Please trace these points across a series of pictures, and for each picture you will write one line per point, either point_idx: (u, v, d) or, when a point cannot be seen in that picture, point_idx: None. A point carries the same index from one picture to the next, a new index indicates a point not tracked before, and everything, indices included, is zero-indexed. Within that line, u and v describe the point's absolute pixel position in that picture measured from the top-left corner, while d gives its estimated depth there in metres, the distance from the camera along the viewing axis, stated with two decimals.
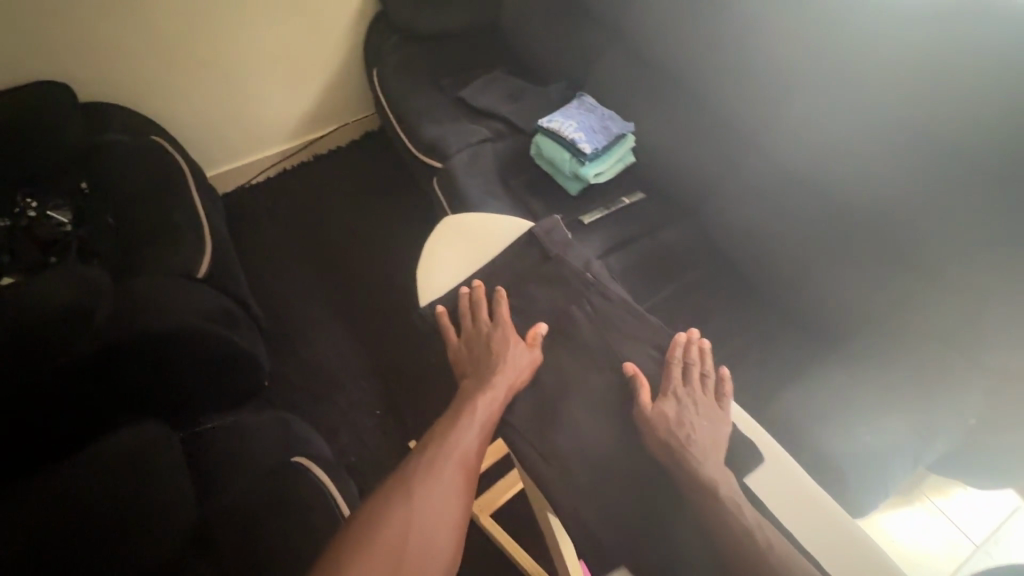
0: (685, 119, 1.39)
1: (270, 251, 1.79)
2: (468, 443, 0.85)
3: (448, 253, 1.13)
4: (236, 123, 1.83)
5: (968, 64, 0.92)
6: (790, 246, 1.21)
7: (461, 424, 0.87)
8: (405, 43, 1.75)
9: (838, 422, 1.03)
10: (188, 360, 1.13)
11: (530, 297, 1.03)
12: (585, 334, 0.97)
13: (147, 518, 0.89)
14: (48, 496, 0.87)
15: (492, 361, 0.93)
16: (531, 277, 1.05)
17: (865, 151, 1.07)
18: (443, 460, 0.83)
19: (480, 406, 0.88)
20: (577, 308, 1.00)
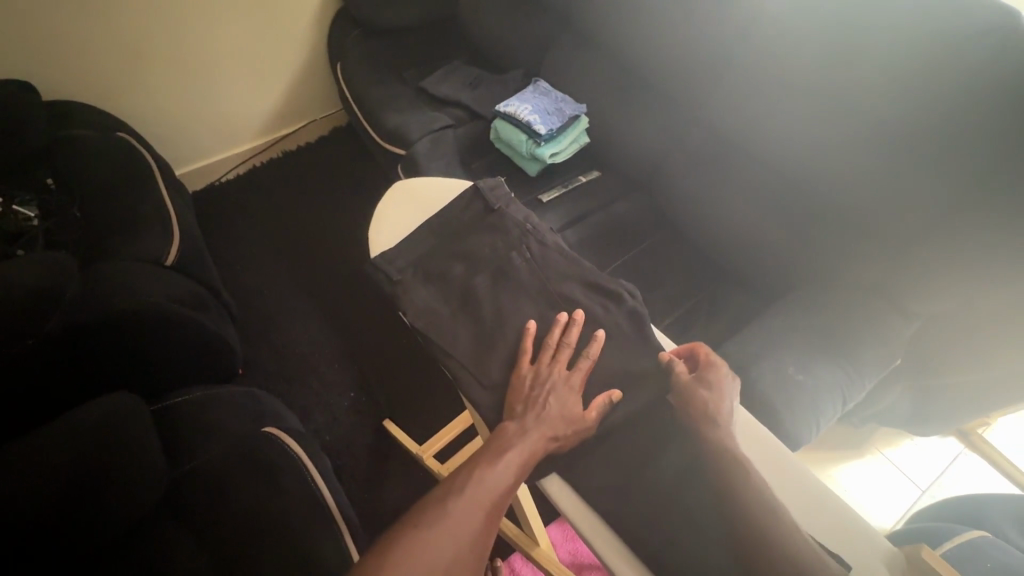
0: (634, 99, 1.48)
1: (242, 244, 1.82)
2: (502, 488, 0.66)
3: (404, 206, 0.94)
4: (204, 121, 1.86)
5: (877, 34, 0.99)
6: (733, 214, 1.28)
7: (503, 460, 0.67)
8: (366, 38, 1.81)
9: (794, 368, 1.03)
10: (156, 339, 1.15)
11: (470, 246, 0.88)
12: (524, 279, 0.84)
13: (117, 479, 0.92)
14: (16, 458, 0.89)
15: (542, 409, 0.72)
16: (466, 229, 0.89)
17: (799, 120, 1.13)
18: (465, 507, 0.64)
19: (521, 453, 0.68)
20: (519, 257, 0.86)
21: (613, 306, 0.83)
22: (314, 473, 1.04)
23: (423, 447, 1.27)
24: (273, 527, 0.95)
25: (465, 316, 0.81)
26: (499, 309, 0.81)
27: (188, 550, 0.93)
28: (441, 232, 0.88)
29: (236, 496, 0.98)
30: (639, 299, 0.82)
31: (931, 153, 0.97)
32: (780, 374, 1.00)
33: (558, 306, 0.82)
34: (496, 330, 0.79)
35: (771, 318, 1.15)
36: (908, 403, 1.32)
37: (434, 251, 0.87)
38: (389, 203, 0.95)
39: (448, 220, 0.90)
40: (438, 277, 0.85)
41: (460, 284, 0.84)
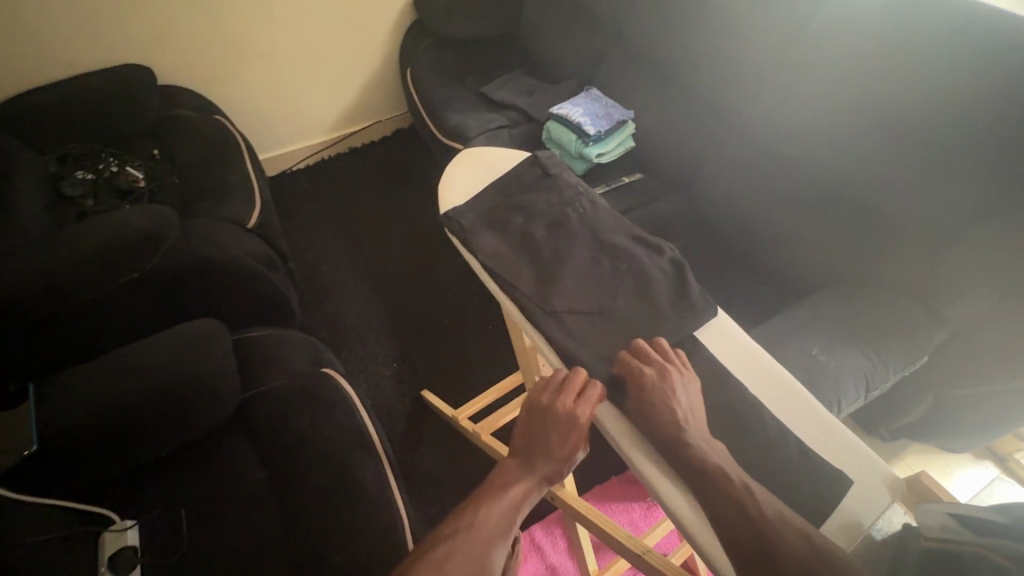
0: (679, 108, 1.57)
1: (306, 224, 1.99)
2: (506, 519, 0.69)
3: (469, 172, 1.05)
4: (284, 113, 2.07)
5: (915, 46, 1.05)
6: (769, 216, 1.34)
7: (506, 493, 0.71)
8: (435, 48, 2.00)
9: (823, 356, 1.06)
10: (235, 284, 1.29)
11: (528, 203, 0.97)
12: (577, 234, 0.93)
13: (197, 392, 1.05)
14: (125, 364, 1.06)
15: (545, 447, 0.73)
16: (526, 191, 0.99)
17: (836, 125, 1.20)
18: (478, 533, 0.67)
19: (522, 489, 0.72)
20: (573, 213, 0.96)
21: (655, 255, 0.92)
22: (361, 408, 1.15)
23: (458, 410, 1.34)
24: (326, 453, 1.07)
25: (525, 256, 0.91)
26: (557, 250, 0.91)
27: (254, 464, 1.08)
28: (502, 191, 1.00)
29: (297, 420, 1.11)
30: (677, 248, 0.92)
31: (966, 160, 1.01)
32: (805, 355, 1.04)
33: (607, 251, 0.91)
34: (554, 267, 0.89)
35: (798, 307, 1.19)
36: (937, 414, 1.32)
37: (497, 206, 0.98)
38: (456, 168, 1.06)
39: (510, 180, 1.01)
40: (500, 225, 0.95)
41: (520, 231, 0.94)
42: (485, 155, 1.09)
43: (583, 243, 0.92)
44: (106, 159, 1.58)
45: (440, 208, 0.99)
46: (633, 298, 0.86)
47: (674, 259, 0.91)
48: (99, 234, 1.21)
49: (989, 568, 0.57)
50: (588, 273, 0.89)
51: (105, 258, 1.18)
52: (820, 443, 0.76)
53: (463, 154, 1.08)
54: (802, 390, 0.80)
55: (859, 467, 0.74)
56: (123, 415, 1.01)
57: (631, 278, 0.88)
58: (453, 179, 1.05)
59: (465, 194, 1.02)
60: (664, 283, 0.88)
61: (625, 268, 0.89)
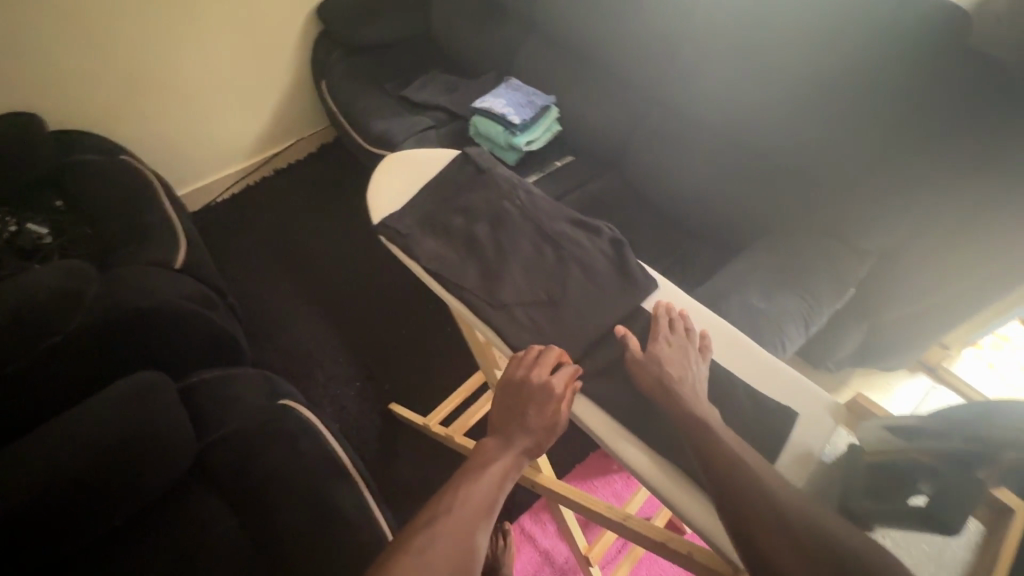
0: (597, 86, 1.60)
1: (241, 255, 1.90)
2: (487, 497, 0.66)
3: (397, 177, 1.03)
4: (199, 143, 1.97)
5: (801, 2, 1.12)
6: (696, 179, 1.40)
7: (485, 473, 0.68)
8: (347, 56, 1.95)
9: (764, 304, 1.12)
10: (172, 332, 1.22)
11: (463, 201, 0.98)
12: (516, 226, 0.94)
13: (150, 446, 1.00)
14: (62, 429, 0.97)
15: (523, 420, 0.73)
16: (460, 190, 0.99)
17: (744, 85, 1.26)
18: (467, 513, 0.63)
19: (503, 466, 0.69)
20: (510, 204, 0.96)
21: (595, 237, 0.94)
22: (328, 438, 1.14)
23: (429, 417, 1.33)
24: (295, 486, 1.04)
25: (469, 255, 0.91)
26: (499, 245, 0.91)
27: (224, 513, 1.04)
28: (438, 195, 0.99)
29: (263, 456, 1.08)
30: (616, 228, 0.95)
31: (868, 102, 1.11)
32: (746, 305, 1.10)
33: (548, 239, 0.92)
34: (499, 262, 0.89)
35: (736, 262, 1.25)
36: (873, 338, 1.43)
37: (433, 209, 0.97)
38: (383, 175, 1.04)
39: (443, 183, 1.00)
40: (442, 229, 0.94)
41: (461, 231, 0.94)
42: (411, 157, 1.07)
43: (524, 234, 0.93)
44: (3, 219, 1.46)
45: (374, 218, 0.96)
46: (581, 282, 0.88)
47: (613, 239, 0.93)
48: (8, 301, 1.12)
49: (922, 469, 0.63)
50: (532, 262, 0.90)
51: (20, 328, 1.09)
52: (768, 384, 0.80)
53: (389, 159, 1.06)
54: (745, 339, 0.85)
55: (804, 398, 0.79)
56: (65, 482, 0.92)
57: (575, 262, 0.90)
58: (383, 186, 1.03)
59: (397, 200, 1.00)
60: (605, 262, 0.90)
61: (568, 252, 0.91)
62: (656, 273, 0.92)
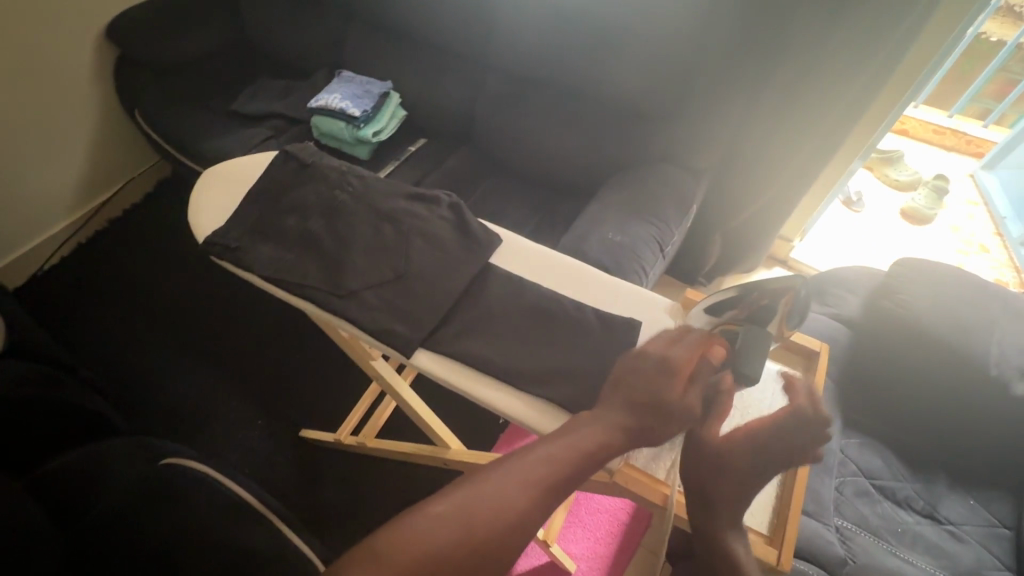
0: (430, 64, 1.59)
1: (86, 324, 1.67)
2: (562, 468, 0.60)
3: (214, 192, 0.96)
4: (2, 208, 1.67)
5: None
6: (546, 136, 1.45)
7: (568, 442, 0.62)
8: (158, 77, 1.75)
9: (622, 237, 1.18)
10: (10, 419, 1.05)
11: (297, 199, 0.92)
12: (358, 210, 0.91)
13: (9, 546, 0.84)
14: None
15: (626, 392, 0.67)
16: (290, 189, 0.94)
17: (566, 36, 1.32)
18: (532, 489, 0.58)
19: (591, 440, 0.63)
20: (348, 192, 0.93)
21: (434, 206, 0.94)
22: (228, 484, 1.06)
23: (338, 431, 1.28)
24: (205, 540, 0.96)
25: (310, 254, 0.86)
26: (338, 234, 0.88)
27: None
28: (264, 199, 0.93)
29: (157, 518, 0.98)
30: (452, 193, 0.95)
31: (674, 31, 1.20)
32: (605, 241, 1.17)
33: (387, 218, 0.91)
34: (341, 252, 0.86)
35: (597, 203, 1.31)
36: (727, 247, 1.59)
37: (263, 214, 0.91)
38: (197, 193, 0.95)
39: (268, 187, 0.94)
40: (276, 234, 0.88)
41: (296, 231, 0.88)
42: (227, 169, 1.00)
43: (361, 218, 0.90)
44: None
45: (197, 238, 0.88)
46: (427, 252, 0.87)
47: (451, 204, 0.94)
48: None
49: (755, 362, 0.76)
50: (375, 244, 0.87)
51: None
52: (618, 303, 0.86)
53: (202, 176, 0.98)
54: (589, 270, 0.91)
55: (649, 305, 0.86)
56: None
57: (417, 234, 0.89)
58: (201, 205, 0.94)
59: (221, 213, 0.93)
60: (447, 228, 0.91)
61: (409, 227, 0.90)
62: (499, 228, 0.94)
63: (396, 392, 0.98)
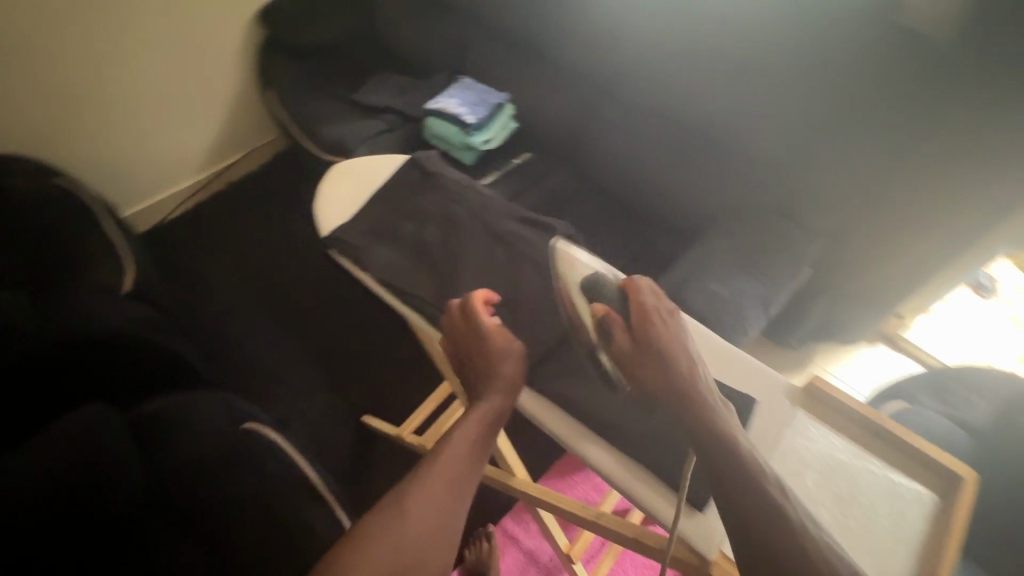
0: (549, 81, 1.59)
1: (193, 275, 1.83)
2: (468, 448, 0.69)
3: (339, 190, 1.01)
4: (142, 161, 1.88)
5: None
6: (655, 170, 1.41)
7: (461, 427, 0.71)
8: (293, 61, 1.88)
9: (725, 291, 1.12)
10: (122, 357, 1.17)
11: (417, 207, 0.96)
12: (468, 224, 0.94)
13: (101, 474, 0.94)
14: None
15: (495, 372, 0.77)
16: (411, 195, 0.99)
17: (695, 73, 1.27)
18: (441, 485, 0.65)
19: (479, 419, 0.73)
20: (463, 209, 0.97)
21: (549, 234, 0.96)
22: (296, 457, 1.09)
23: (401, 428, 1.30)
24: (267, 507, 1.02)
25: (420, 262, 0.90)
26: (451, 249, 0.92)
27: (191, 540, 0.99)
28: (390, 202, 0.97)
29: (230, 479, 1.04)
30: (569, 225, 0.96)
31: (815, 83, 1.13)
32: (703, 292, 1.11)
33: (502, 241, 0.93)
34: (451, 267, 0.89)
35: (697, 248, 1.26)
36: (830, 315, 1.47)
37: (384, 217, 0.95)
38: (325, 190, 1.01)
39: (392, 190, 1.00)
40: (391, 237, 0.93)
41: (410, 238, 0.92)
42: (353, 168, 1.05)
43: (476, 238, 0.93)
44: None
45: (324, 232, 0.93)
46: (536, 283, 0.88)
47: (566, 235, 0.95)
48: None
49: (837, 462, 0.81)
50: (486, 265, 0.91)
51: None
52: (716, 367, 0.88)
53: (329, 173, 1.04)
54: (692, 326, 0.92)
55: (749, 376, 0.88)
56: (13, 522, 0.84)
57: (531, 261, 0.90)
58: (327, 200, 1.00)
59: (347, 210, 0.99)
60: (559, 260, 0.92)
61: (521, 254, 0.92)
62: (611, 268, 0.94)
63: (474, 410, 0.99)
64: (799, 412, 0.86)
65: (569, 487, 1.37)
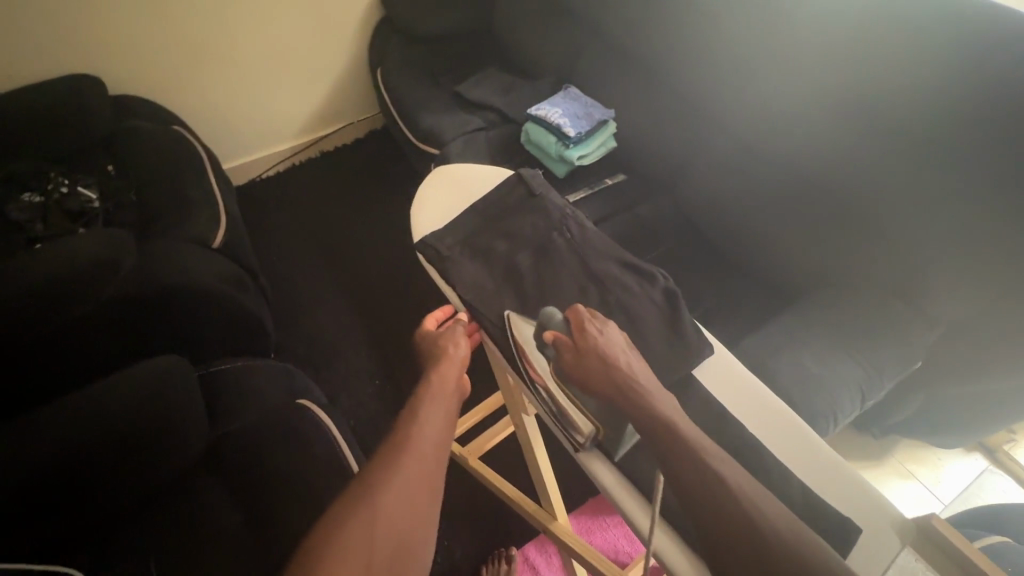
0: (660, 105, 1.51)
1: (276, 236, 1.90)
2: (431, 435, 0.78)
3: (437, 195, 1.07)
4: (251, 120, 1.97)
5: (910, 32, 1.01)
6: (757, 217, 1.31)
7: (419, 418, 0.79)
8: (405, 45, 1.90)
9: (821, 371, 1.01)
10: (203, 313, 1.22)
11: (513, 227, 0.99)
12: (564, 256, 0.96)
13: (164, 427, 0.99)
14: (72, 406, 0.96)
15: (447, 367, 0.86)
16: (511, 214, 1.01)
17: (829, 123, 1.17)
18: (404, 476, 0.72)
19: (439, 408, 0.81)
20: (562, 238, 0.97)
21: (648, 284, 0.94)
22: (343, 445, 1.09)
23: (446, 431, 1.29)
24: (306, 490, 1.01)
25: (508, 287, 0.93)
26: (543, 279, 0.93)
27: (228, 505, 1.02)
28: (485, 216, 1.01)
29: (275, 458, 1.05)
30: (670, 278, 0.94)
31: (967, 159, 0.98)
32: (796, 368, 1.01)
33: (596, 281, 0.93)
34: (540, 298, 0.91)
35: (792, 312, 1.16)
36: (929, 411, 1.32)
37: (479, 231, 0.99)
38: (424, 191, 1.07)
39: (492, 203, 1.02)
40: (484, 252, 0.97)
41: (502, 259, 0.95)
42: (454, 173, 1.10)
43: (570, 273, 0.94)
44: (58, 179, 1.46)
45: (413, 240, 1.00)
46: (625, 333, 0.87)
47: (666, 288, 0.92)
48: (42, 265, 1.10)
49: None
50: (576, 304, 0.91)
51: (55, 294, 1.07)
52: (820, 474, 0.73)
53: (431, 175, 1.10)
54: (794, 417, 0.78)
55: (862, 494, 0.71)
56: (85, 458, 0.93)
57: (624, 309, 0.89)
58: (424, 203, 1.06)
59: (439, 216, 1.04)
60: (655, 313, 0.89)
61: (613, 299, 0.90)
62: (712, 337, 0.88)
63: (528, 445, 0.96)
64: (908, 551, 0.64)
65: (602, 529, 1.32)
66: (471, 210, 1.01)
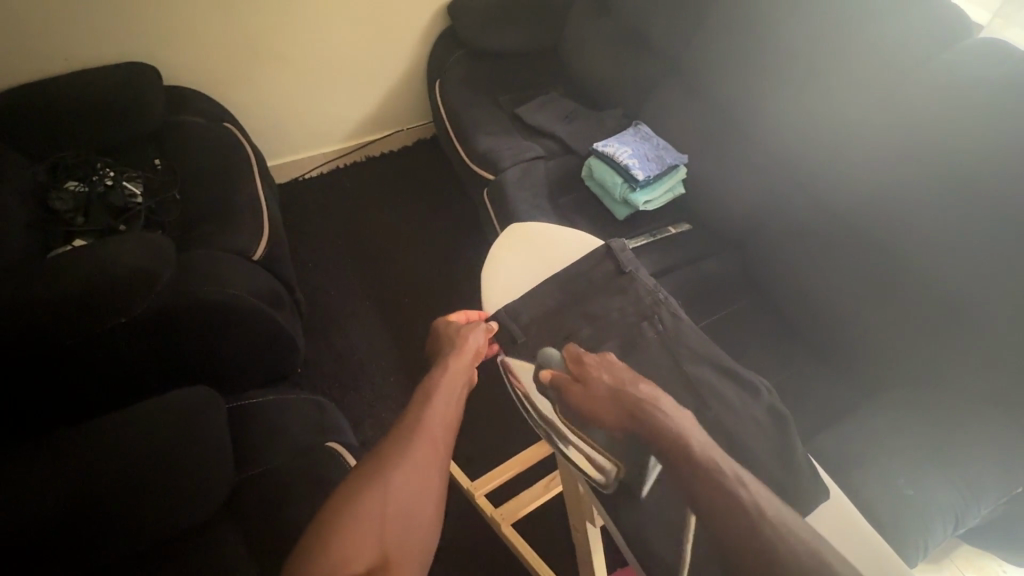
0: (736, 154, 1.41)
1: (315, 243, 1.85)
2: (441, 419, 0.81)
3: (513, 259, 1.11)
4: (302, 121, 1.92)
5: None
6: (839, 293, 1.19)
7: (431, 400, 0.83)
8: (468, 60, 1.83)
9: (915, 497, 0.95)
10: (236, 332, 1.16)
11: (602, 309, 1.02)
12: (654, 350, 0.97)
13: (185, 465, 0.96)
14: (97, 435, 0.96)
15: (461, 352, 0.93)
16: (602, 292, 1.03)
17: (938, 205, 1.05)
18: (413, 462, 0.75)
19: (451, 393, 0.86)
20: (647, 326, 1.00)
21: (751, 398, 0.90)
22: None
23: (475, 485, 1.22)
24: None
25: None
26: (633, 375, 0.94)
27: (236, 538, 0.96)
28: (571, 294, 1.04)
29: (296, 511, 0.98)
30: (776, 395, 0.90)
31: None
32: (888, 490, 0.97)
33: (691, 389, 0.92)
34: None
35: (870, 417, 1.10)
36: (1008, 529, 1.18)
37: (563, 309, 1.03)
38: (500, 253, 1.12)
39: (578, 277, 1.05)
40: (565, 335, 1.01)
41: (586, 343, 1.00)
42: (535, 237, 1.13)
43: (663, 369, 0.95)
44: (103, 170, 1.42)
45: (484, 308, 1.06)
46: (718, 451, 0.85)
47: (772, 406, 0.89)
48: (77, 273, 1.05)
49: None
50: None
51: (87, 306, 1.02)
52: None
53: (508, 233, 1.14)
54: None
55: None
56: (103, 488, 0.91)
57: (727, 429, 0.85)
58: (497, 265, 1.11)
59: (510, 284, 1.08)
60: (758, 431, 0.86)
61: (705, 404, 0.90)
62: (825, 475, 0.83)
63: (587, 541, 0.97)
64: None
65: None
66: (549, 283, 1.05)
